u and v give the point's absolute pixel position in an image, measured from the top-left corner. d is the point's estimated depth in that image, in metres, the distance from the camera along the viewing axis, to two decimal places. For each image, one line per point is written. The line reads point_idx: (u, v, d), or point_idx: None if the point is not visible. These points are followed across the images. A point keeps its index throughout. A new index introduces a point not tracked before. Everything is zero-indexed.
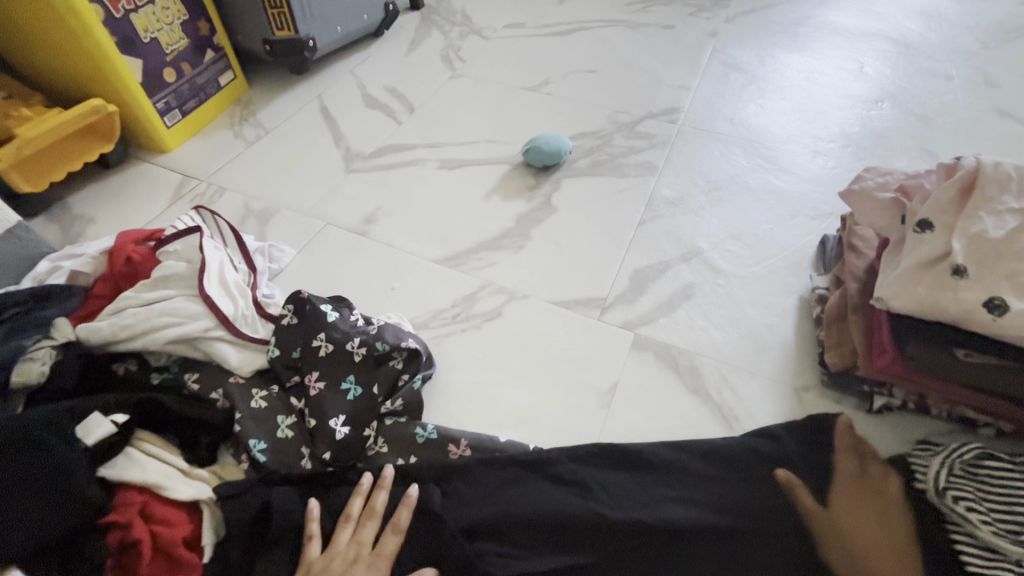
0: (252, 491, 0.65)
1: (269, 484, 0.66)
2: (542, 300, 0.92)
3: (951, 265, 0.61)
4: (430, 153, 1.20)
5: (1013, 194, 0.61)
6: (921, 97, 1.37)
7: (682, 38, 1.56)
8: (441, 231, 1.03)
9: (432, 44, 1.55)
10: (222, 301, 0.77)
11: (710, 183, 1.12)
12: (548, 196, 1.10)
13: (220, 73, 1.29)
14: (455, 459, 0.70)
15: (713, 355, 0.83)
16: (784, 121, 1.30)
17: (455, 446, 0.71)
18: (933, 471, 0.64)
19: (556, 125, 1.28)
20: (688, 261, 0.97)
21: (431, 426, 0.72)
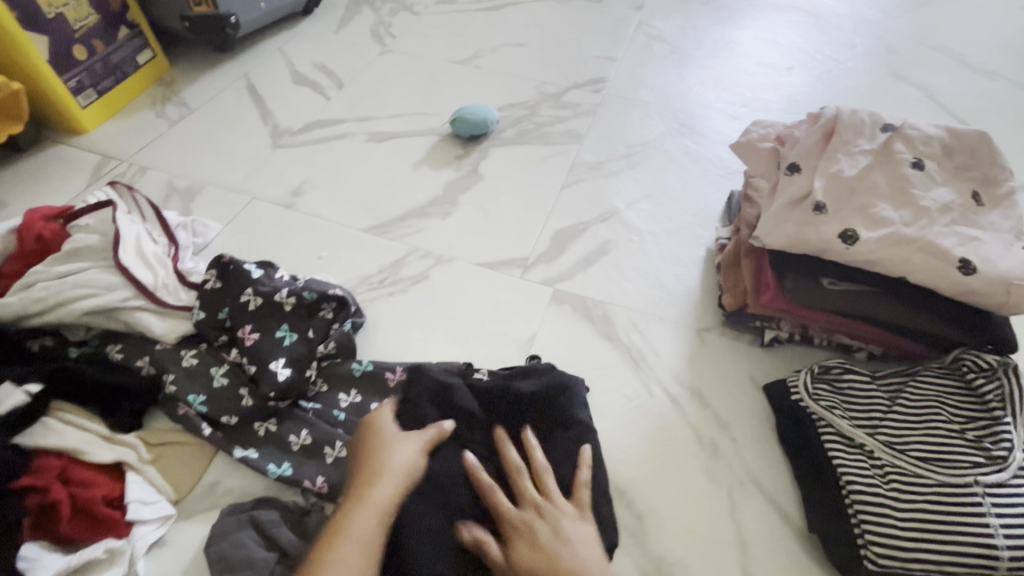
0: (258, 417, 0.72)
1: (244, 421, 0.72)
2: (467, 262, 0.95)
3: (813, 203, 0.68)
4: (359, 127, 1.21)
5: (866, 138, 0.70)
6: (828, 63, 1.46)
7: (609, 12, 1.61)
8: (370, 201, 1.05)
9: (363, 20, 1.55)
10: (141, 272, 0.78)
11: (629, 148, 1.18)
12: (475, 165, 1.13)
13: (137, 51, 1.25)
14: (393, 384, 0.75)
15: (625, 304, 0.89)
16: (701, 88, 1.36)
17: (392, 373, 0.76)
18: (804, 377, 0.71)
19: (485, 97, 1.30)
20: (605, 221, 1.02)
21: (367, 360, 0.77)
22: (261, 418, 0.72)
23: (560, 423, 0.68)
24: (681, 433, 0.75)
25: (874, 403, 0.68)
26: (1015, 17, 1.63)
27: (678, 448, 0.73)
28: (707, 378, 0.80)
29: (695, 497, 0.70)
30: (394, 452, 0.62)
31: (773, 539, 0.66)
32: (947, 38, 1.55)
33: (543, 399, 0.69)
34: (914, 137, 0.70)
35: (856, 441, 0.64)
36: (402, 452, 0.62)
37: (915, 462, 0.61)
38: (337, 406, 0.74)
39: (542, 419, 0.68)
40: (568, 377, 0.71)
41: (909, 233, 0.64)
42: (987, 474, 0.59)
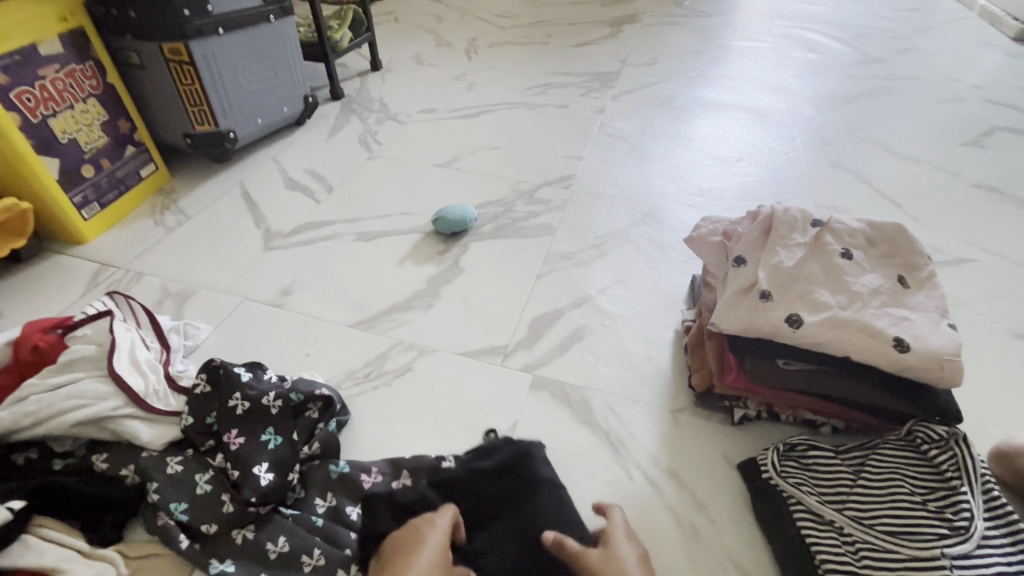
0: (238, 525, 0.72)
1: (225, 530, 0.71)
2: (450, 352, 0.99)
3: (760, 292, 0.75)
4: (347, 228, 1.30)
5: (799, 232, 0.79)
6: (772, 154, 1.63)
7: (573, 116, 1.81)
8: (356, 296, 1.11)
9: (351, 130, 1.71)
10: (133, 378, 0.81)
11: (597, 238, 1.28)
12: (457, 258, 1.21)
13: (141, 165, 1.36)
14: (368, 487, 0.76)
15: (602, 388, 0.93)
16: (660, 180, 1.51)
17: (367, 475, 0.78)
18: (771, 457, 0.75)
19: (465, 195, 1.42)
20: (579, 307, 1.09)
21: (343, 462, 0.78)
22: (240, 525, 0.72)
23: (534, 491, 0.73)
24: (663, 516, 0.76)
25: (840, 478, 0.71)
26: (930, 109, 1.85)
27: (659, 533, 0.74)
28: (684, 458, 0.82)
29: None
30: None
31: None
32: (875, 130, 1.74)
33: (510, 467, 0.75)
34: (841, 231, 0.79)
35: (827, 518, 0.67)
36: None
37: (883, 536, 0.63)
38: (314, 511, 0.75)
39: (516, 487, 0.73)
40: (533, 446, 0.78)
41: (846, 317, 0.71)
42: (953, 545, 0.62)
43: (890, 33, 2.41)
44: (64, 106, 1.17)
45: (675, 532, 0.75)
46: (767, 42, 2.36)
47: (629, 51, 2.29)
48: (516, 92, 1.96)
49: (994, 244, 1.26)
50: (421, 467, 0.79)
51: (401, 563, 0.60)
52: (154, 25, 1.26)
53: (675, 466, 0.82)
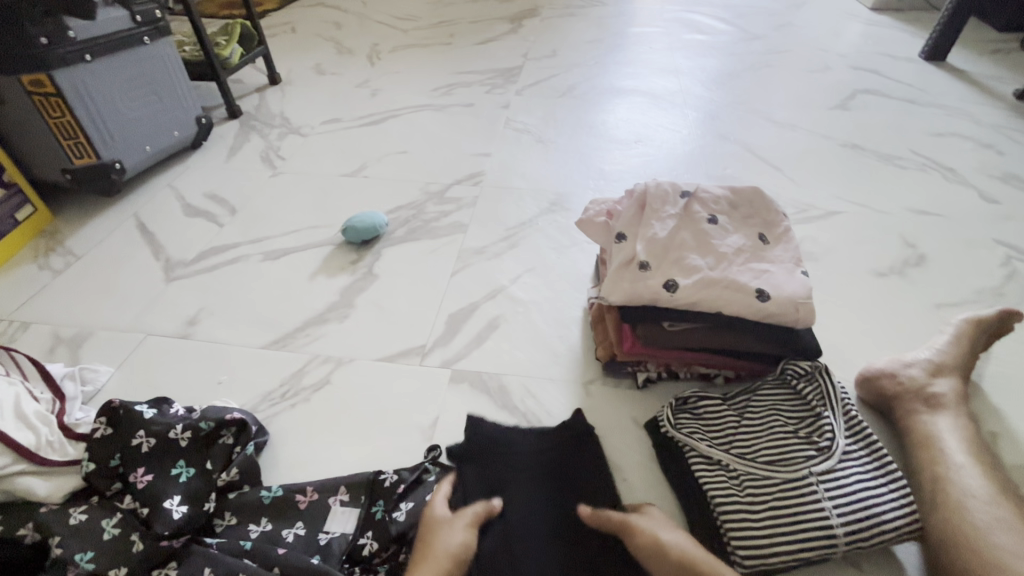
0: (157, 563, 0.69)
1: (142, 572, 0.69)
2: (368, 359, 1.00)
3: (639, 264, 0.81)
4: (254, 248, 1.28)
5: (671, 204, 0.86)
6: (666, 133, 1.73)
7: (479, 113, 1.84)
8: (268, 316, 1.09)
9: (253, 148, 1.67)
10: (21, 434, 0.77)
11: (508, 230, 1.32)
12: (370, 266, 1.21)
13: (16, 208, 1.27)
14: (304, 506, 0.76)
15: (518, 372, 0.97)
16: (564, 168, 1.57)
17: (302, 495, 0.78)
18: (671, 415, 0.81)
19: (375, 202, 1.42)
20: (492, 298, 1.12)
21: (276, 486, 0.78)
22: (157, 563, 0.69)
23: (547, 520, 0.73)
24: None
25: (727, 420, 0.79)
26: (802, 79, 2.03)
27: None
28: (598, 425, 0.88)
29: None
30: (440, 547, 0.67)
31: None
32: (756, 102, 1.89)
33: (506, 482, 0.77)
34: (706, 199, 0.86)
35: (715, 458, 0.74)
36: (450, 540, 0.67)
37: (762, 466, 0.71)
38: (245, 537, 0.74)
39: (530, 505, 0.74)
40: (535, 442, 0.82)
41: (714, 276, 0.78)
42: (819, 463, 0.70)
43: (766, 10, 2.61)
44: None
45: None
46: (659, 26, 2.49)
47: (530, 44, 2.35)
48: (420, 94, 1.97)
49: (858, 195, 1.41)
50: (360, 483, 0.78)
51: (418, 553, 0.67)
52: (8, 57, 1.17)
53: None
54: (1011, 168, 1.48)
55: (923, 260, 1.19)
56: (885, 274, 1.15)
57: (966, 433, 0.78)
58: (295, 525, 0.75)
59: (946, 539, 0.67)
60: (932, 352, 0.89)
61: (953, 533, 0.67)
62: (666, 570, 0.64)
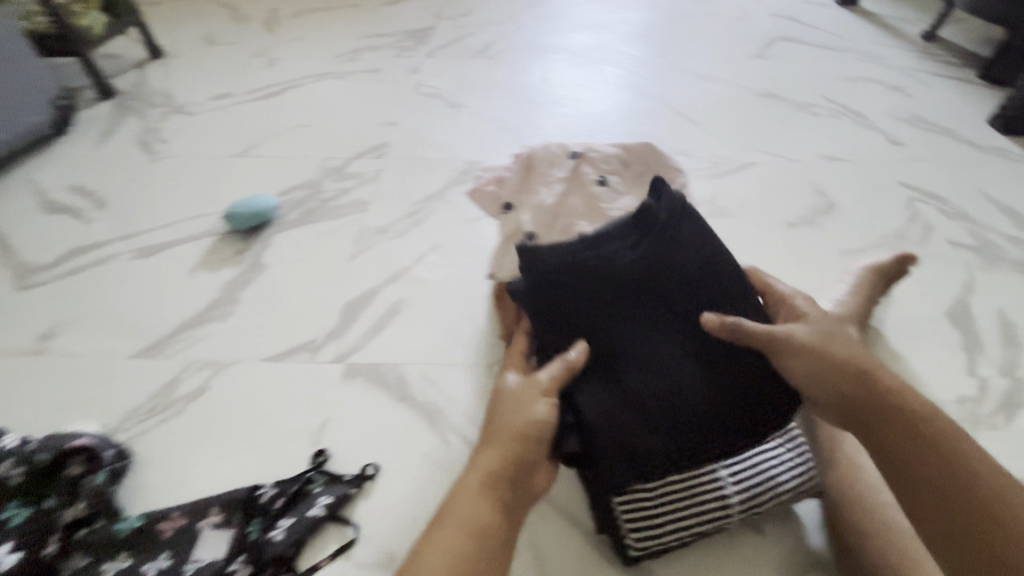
0: None
1: None
2: (252, 360, 0.91)
3: (527, 235, 0.74)
4: (125, 244, 1.13)
5: (559, 167, 0.79)
6: (584, 91, 1.66)
7: (387, 79, 1.70)
8: (137, 321, 0.97)
9: (128, 130, 1.49)
10: None
11: (414, 205, 1.22)
12: (258, 256, 1.10)
13: None
14: (167, 535, 0.68)
15: (418, 359, 0.90)
16: (478, 134, 1.47)
17: (165, 522, 0.69)
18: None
19: (267, 184, 1.29)
20: (394, 281, 1.04)
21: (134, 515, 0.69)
22: None
23: (642, 352, 0.64)
24: None
25: None
26: (723, 28, 1.97)
27: None
28: None
29: None
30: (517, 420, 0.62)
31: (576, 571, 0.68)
32: (677, 54, 1.83)
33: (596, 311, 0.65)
34: (595, 159, 0.81)
35: None
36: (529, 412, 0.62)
37: None
38: None
39: (624, 339, 0.65)
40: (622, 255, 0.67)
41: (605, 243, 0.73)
42: None
43: None
44: None
45: None
46: None
47: None
48: (323, 61, 1.80)
49: (774, 145, 1.38)
50: (233, 500, 0.70)
51: (494, 430, 0.63)
52: None
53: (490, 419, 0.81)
54: (917, 109, 1.49)
55: (833, 207, 1.18)
56: (797, 224, 1.14)
57: None
58: (159, 557, 0.67)
59: (844, 501, 0.68)
60: (833, 305, 0.88)
61: (851, 496, 0.68)
62: (824, 389, 0.61)
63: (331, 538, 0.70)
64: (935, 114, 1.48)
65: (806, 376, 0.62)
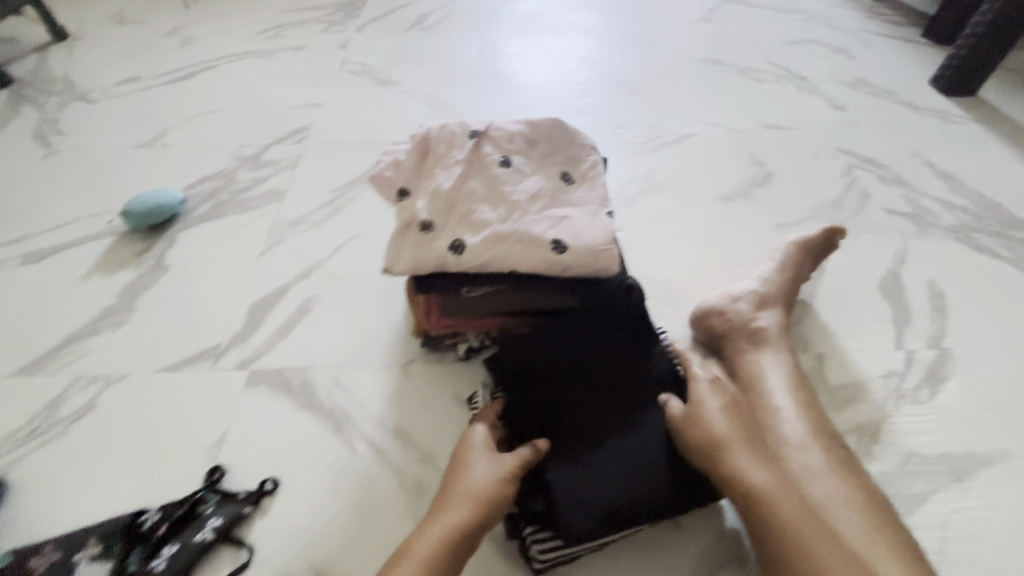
0: None
1: None
2: (146, 372, 0.84)
3: (421, 224, 0.68)
4: (13, 250, 1.04)
5: (458, 147, 0.72)
6: (521, 63, 1.57)
7: (313, 56, 1.59)
8: (20, 336, 0.89)
9: (24, 124, 1.37)
10: None
11: (333, 192, 1.14)
12: (160, 255, 1.02)
13: None
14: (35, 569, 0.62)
15: (327, 361, 0.84)
16: (407, 114, 1.39)
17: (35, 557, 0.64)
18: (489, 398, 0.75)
19: (174, 176, 1.19)
20: (307, 277, 0.97)
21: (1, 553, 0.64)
22: None
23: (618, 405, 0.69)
24: (387, 477, 0.72)
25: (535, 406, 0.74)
26: None
27: (382, 500, 0.70)
28: (412, 413, 0.77)
29: None
30: (474, 479, 0.62)
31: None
32: (622, 19, 1.74)
33: (587, 369, 0.70)
34: (498, 137, 0.74)
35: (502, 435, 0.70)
36: (483, 474, 0.62)
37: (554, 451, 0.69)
38: None
39: (597, 390, 0.69)
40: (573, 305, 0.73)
41: (504, 230, 0.67)
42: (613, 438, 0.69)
43: None
44: None
45: (399, 495, 0.70)
46: None
47: None
48: (244, 38, 1.67)
49: (715, 115, 1.33)
50: (112, 533, 0.65)
51: (449, 486, 0.63)
52: None
53: (401, 422, 0.77)
54: (861, 72, 1.45)
55: (770, 178, 1.14)
56: (733, 198, 1.10)
57: (787, 370, 0.74)
58: None
59: None
60: (759, 283, 0.84)
61: None
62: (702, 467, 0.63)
63: (223, 562, 0.66)
64: (878, 76, 1.44)
65: (693, 453, 0.64)
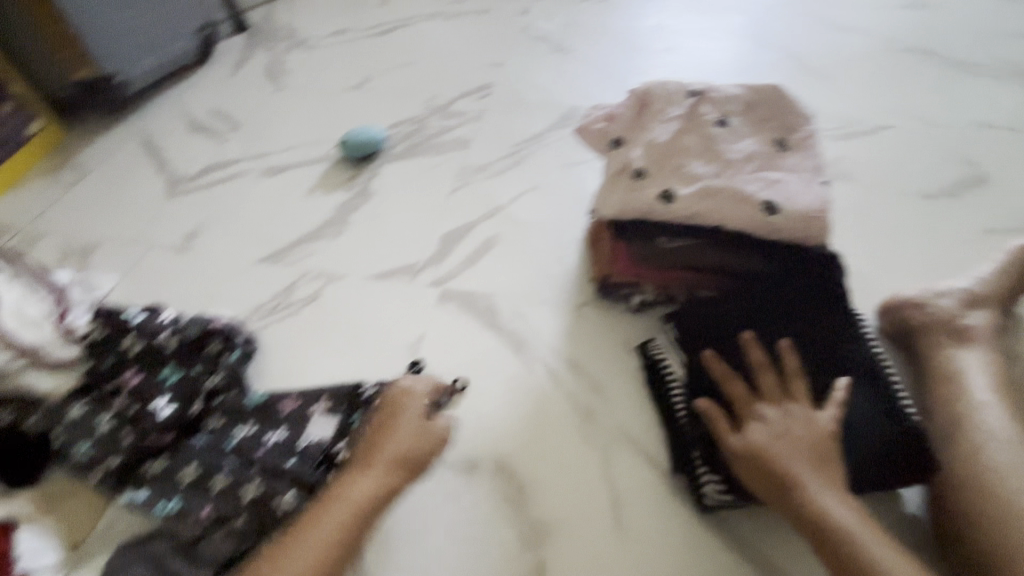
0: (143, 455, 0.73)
1: (138, 459, 0.73)
2: (358, 276, 0.99)
3: (634, 171, 0.74)
4: (253, 164, 1.25)
5: (675, 105, 0.77)
6: (699, 39, 1.54)
7: (496, 20, 1.69)
8: (262, 233, 1.08)
9: (258, 62, 1.60)
10: (24, 331, 0.79)
11: (514, 146, 1.23)
12: (367, 183, 1.17)
13: (28, 122, 1.29)
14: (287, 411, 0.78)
15: (508, 292, 0.93)
16: (582, 80, 1.44)
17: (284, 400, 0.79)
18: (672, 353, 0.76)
19: (377, 118, 1.35)
20: (490, 218, 1.07)
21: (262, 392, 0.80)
22: (146, 456, 0.73)
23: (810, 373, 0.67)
24: (561, 399, 0.79)
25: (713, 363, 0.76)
26: None
27: (556, 417, 0.77)
28: (584, 349, 0.84)
29: (585, 503, 0.70)
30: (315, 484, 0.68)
31: (662, 549, 0.66)
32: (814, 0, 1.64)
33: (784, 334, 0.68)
34: (718, 99, 0.77)
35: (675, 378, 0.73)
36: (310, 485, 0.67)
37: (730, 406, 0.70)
38: (230, 437, 0.76)
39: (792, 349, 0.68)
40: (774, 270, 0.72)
41: (717, 184, 0.70)
42: None
43: None
44: None
45: (572, 416, 0.77)
46: None
47: None
48: None
49: (918, 108, 1.22)
50: (340, 395, 0.79)
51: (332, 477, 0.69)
52: None
53: (574, 354, 0.84)
54: None
55: (981, 180, 1.04)
56: (934, 196, 1.02)
57: (993, 370, 0.70)
58: (278, 429, 0.76)
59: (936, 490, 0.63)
60: (968, 283, 0.79)
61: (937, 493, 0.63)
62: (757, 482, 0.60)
63: None
64: None
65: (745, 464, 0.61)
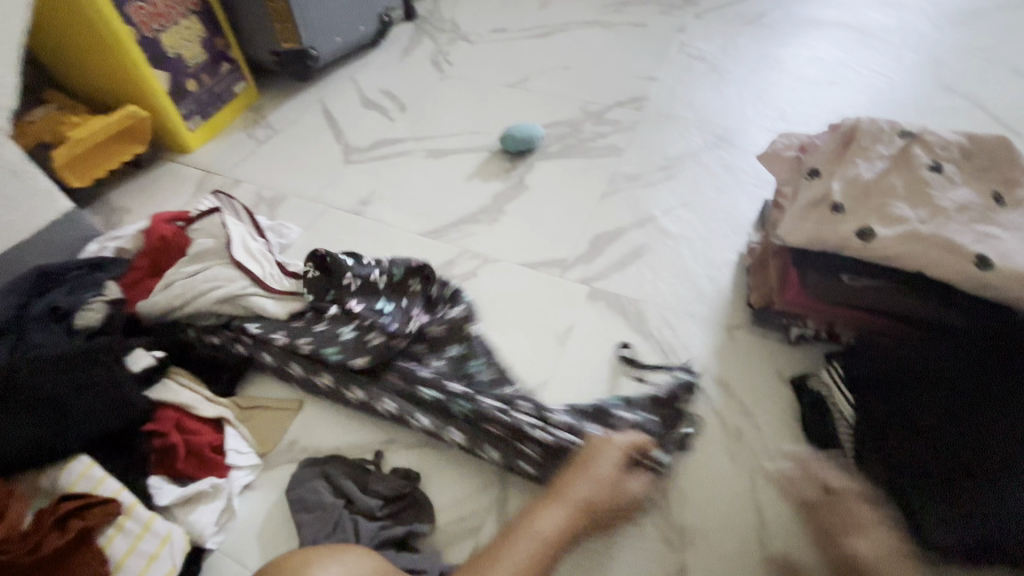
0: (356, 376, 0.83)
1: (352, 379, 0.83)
2: (512, 262, 1.05)
3: (832, 203, 0.73)
4: (418, 145, 1.36)
5: (883, 144, 0.77)
6: (869, 76, 1.48)
7: (653, 33, 1.71)
8: (426, 209, 1.18)
9: (424, 50, 1.72)
10: (251, 264, 0.92)
11: (666, 160, 1.25)
12: (522, 177, 1.24)
13: (235, 82, 1.47)
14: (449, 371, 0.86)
15: (658, 301, 0.95)
16: (740, 104, 1.42)
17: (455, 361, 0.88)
18: (841, 394, 0.75)
19: (533, 116, 1.42)
20: (641, 227, 1.09)
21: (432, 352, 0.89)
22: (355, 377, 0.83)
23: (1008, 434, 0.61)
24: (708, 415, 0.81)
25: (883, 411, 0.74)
26: None
27: (703, 432, 0.79)
28: (734, 370, 0.85)
29: (731, 521, 0.72)
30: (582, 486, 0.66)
31: None
32: (1004, 49, 1.52)
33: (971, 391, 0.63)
34: (930, 143, 0.76)
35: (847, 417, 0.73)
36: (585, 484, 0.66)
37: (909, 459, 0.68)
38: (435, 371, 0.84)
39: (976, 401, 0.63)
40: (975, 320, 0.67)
41: (924, 231, 0.68)
42: None
43: None
44: (171, 22, 1.28)
45: (719, 433, 0.79)
46: None
47: None
48: (592, 7, 1.85)
49: None
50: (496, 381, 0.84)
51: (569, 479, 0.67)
52: None
53: (722, 373, 0.85)
54: None
55: None
56: None
57: None
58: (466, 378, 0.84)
59: None
60: None
61: None
62: None
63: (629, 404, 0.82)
64: None
65: None
